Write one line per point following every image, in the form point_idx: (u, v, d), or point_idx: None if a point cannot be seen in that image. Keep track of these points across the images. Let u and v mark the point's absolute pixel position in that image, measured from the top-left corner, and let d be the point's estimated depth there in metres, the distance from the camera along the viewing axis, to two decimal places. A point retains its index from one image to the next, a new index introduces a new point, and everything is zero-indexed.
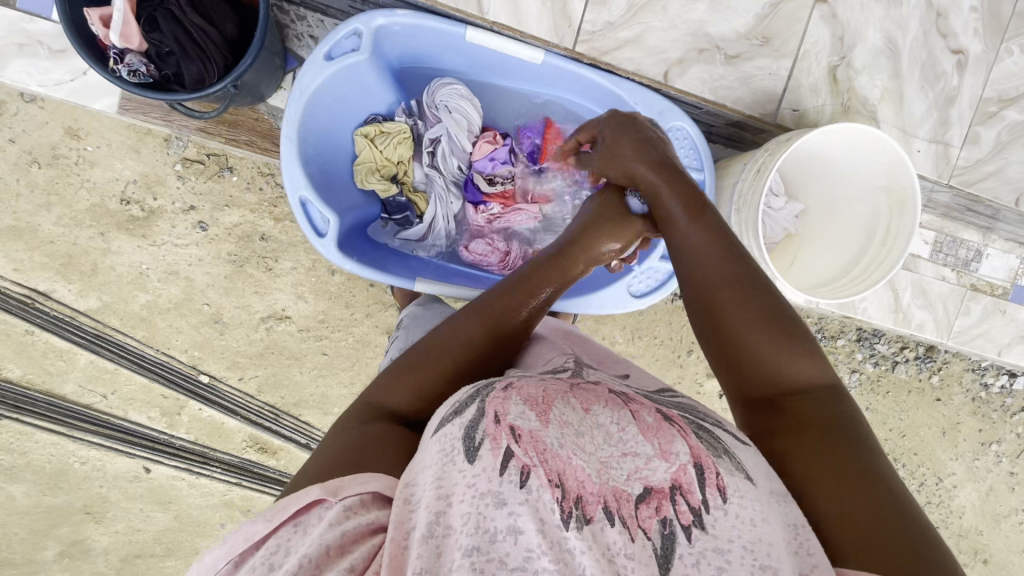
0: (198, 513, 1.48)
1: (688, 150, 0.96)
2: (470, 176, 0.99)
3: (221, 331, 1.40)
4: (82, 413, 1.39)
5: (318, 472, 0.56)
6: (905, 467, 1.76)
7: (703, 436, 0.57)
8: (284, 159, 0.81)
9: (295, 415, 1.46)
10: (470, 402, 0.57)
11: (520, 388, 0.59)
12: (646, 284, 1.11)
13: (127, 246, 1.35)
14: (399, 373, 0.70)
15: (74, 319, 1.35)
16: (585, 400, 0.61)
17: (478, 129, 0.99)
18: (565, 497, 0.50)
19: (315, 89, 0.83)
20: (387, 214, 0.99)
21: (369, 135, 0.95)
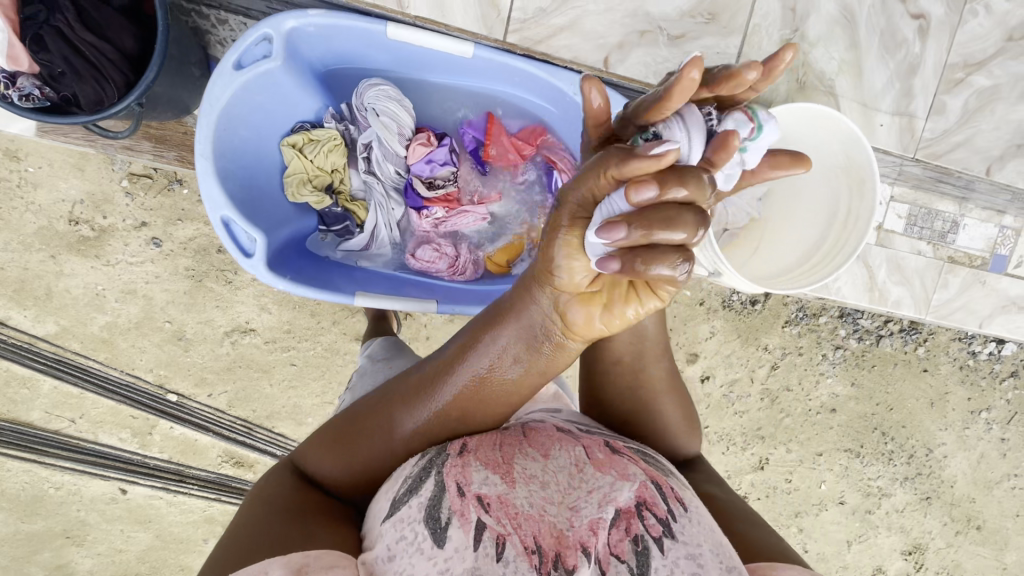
0: (180, 530, 1.47)
1: None
2: (409, 181, 0.95)
3: (186, 348, 1.37)
4: (52, 439, 1.37)
5: (254, 549, 0.53)
6: (893, 441, 1.74)
7: (647, 460, 0.61)
8: (199, 176, 0.76)
9: (269, 427, 1.43)
10: (426, 477, 0.56)
11: (480, 449, 0.59)
12: None
13: (80, 268, 1.31)
14: (323, 440, 0.65)
15: (34, 345, 1.32)
16: (544, 446, 0.61)
17: (412, 131, 0.94)
18: (543, 561, 0.49)
19: (226, 102, 0.78)
20: (325, 225, 0.96)
21: (297, 145, 0.90)
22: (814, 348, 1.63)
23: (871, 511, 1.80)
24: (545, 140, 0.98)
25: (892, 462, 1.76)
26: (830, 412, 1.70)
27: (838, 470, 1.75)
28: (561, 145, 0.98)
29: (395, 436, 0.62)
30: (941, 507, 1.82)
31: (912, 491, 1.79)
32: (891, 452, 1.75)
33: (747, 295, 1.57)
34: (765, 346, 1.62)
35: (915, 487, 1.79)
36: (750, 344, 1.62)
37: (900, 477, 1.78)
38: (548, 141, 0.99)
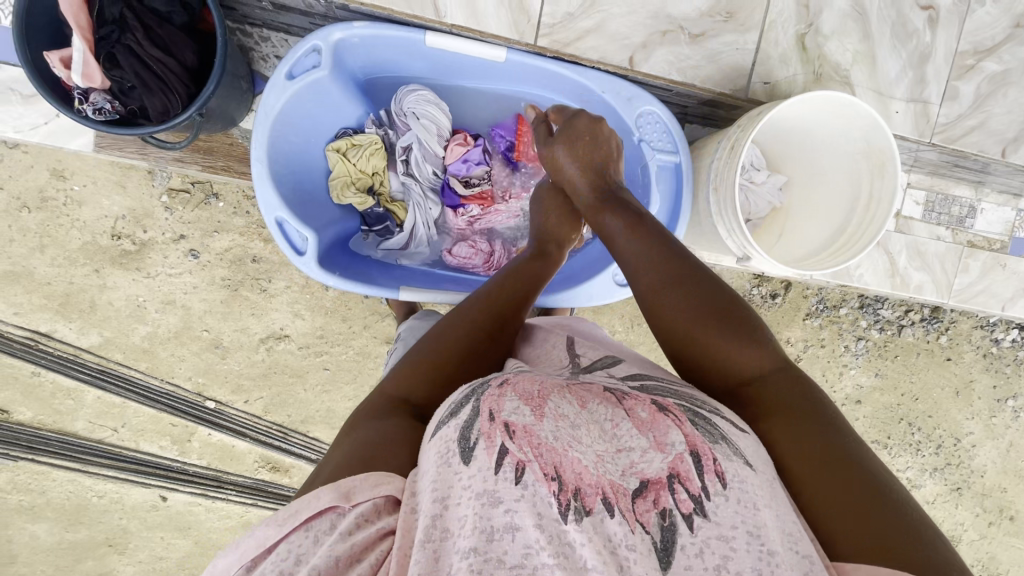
0: (218, 535, 1.49)
1: (660, 133, 0.94)
2: (446, 180, 1.00)
3: (223, 356, 1.42)
4: (94, 448, 1.41)
5: (337, 468, 0.57)
6: (920, 431, 1.74)
7: (699, 421, 0.60)
8: (256, 180, 0.81)
9: (304, 432, 1.47)
10: (465, 402, 0.59)
11: (516, 385, 0.61)
12: None
13: (122, 281, 1.36)
14: (412, 367, 0.72)
15: (78, 356, 1.37)
16: (581, 396, 0.64)
17: (449, 133, 0.99)
18: (562, 490, 0.52)
19: (279, 110, 0.83)
20: (366, 226, 1.00)
21: (341, 149, 0.96)
22: (835, 340, 1.65)
23: None
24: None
25: (919, 452, 1.75)
26: (855, 404, 1.70)
27: None
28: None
29: (470, 326, 0.78)
30: (973, 498, 1.81)
31: (942, 482, 1.78)
32: (919, 442, 1.75)
33: (767, 288, 1.59)
34: (788, 339, 1.63)
35: (945, 478, 1.78)
36: None
37: (929, 468, 1.77)
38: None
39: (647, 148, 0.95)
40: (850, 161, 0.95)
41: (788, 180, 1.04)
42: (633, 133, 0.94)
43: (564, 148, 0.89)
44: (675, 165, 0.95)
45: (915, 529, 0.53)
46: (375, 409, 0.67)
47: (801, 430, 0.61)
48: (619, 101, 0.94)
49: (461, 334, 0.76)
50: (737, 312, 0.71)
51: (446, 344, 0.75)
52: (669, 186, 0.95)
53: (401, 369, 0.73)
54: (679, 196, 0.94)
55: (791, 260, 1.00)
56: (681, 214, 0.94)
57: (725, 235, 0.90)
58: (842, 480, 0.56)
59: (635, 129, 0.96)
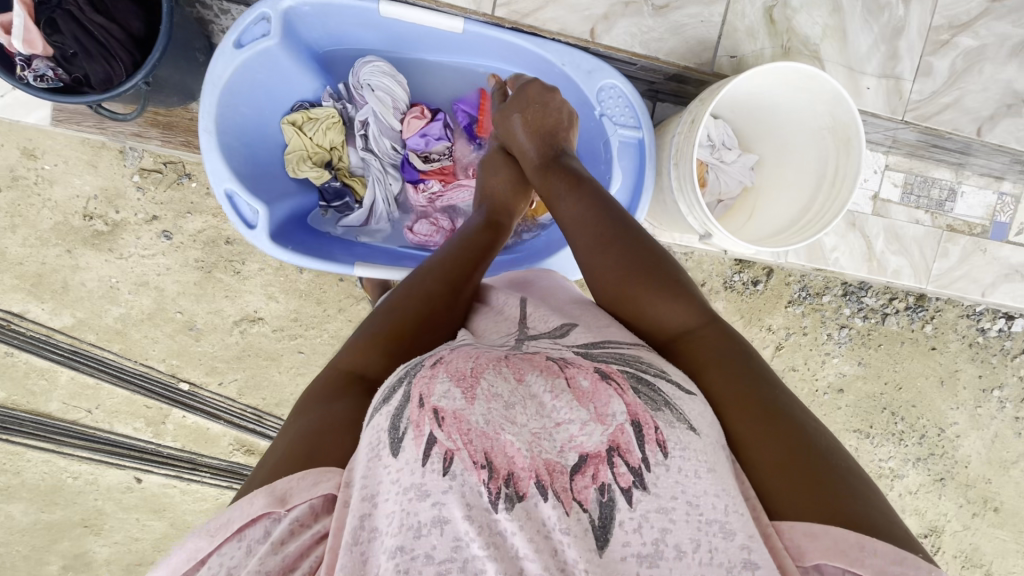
0: (193, 518, 1.50)
1: (623, 107, 0.92)
2: (406, 155, 0.99)
3: (197, 338, 1.41)
4: (68, 429, 1.41)
5: (276, 467, 0.56)
6: (904, 421, 1.72)
7: (642, 389, 0.58)
8: (204, 152, 0.80)
9: (278, 415, 1.46)
10: (397, 387, 0.57)
11: (450, 363, 0.58)
12: None
13: (95, 262, 1.36)
14: (361, 344, 0.69)
15: (50, 337, 1.37)
16: (519, 368, 0.60)
17: (406, 105, 0.98)
18: (493, 477, 0.51)
19: (227, 80, 0.82)
20: (325, 201, 0.99)
21: (296, 122, 0.94)
22: (818, 328, 1.63)
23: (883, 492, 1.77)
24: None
25: (903, 442, 1.74)
26: (837, 392, 1.68)
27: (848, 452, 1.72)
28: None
29: (418, 293, 0.75)
30: (957, 489, 1.80)
31: (926, 472, 1.77)
32: (902, 432, 1.73)
33: (749, 274, 1.57)
34: (769, 326, 1.61)
35: (928, 468, 1.77)
36: (753, 324, 1.61)
37: (912, 458, 1.76)
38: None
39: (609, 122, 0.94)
40: (818, 138, 0.93)
41: (759, 159, 1.02)
42: (595, 106, 0.92)
43: (518, 115, 0.91)
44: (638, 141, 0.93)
45: (840, 478, 0.56)
46: (324, 391, 0.65)
47: (736, 382, 0.63)
48: (578, 74, 0.92)
49: (416, 304, 0.73)
50: (669, 272, 0.72)
51: (400, 315, 0.72)
52: (632, 162, 0.93)
53: (354, 340, 0.71)
54: (641, 172, 0.92)
55: (756, 238, 0.98)
56: (644, 189, 0.92)
57: (687, 212, 0.88)
58: (774, 433, 0.59)
59: (598, 103, 0.94)
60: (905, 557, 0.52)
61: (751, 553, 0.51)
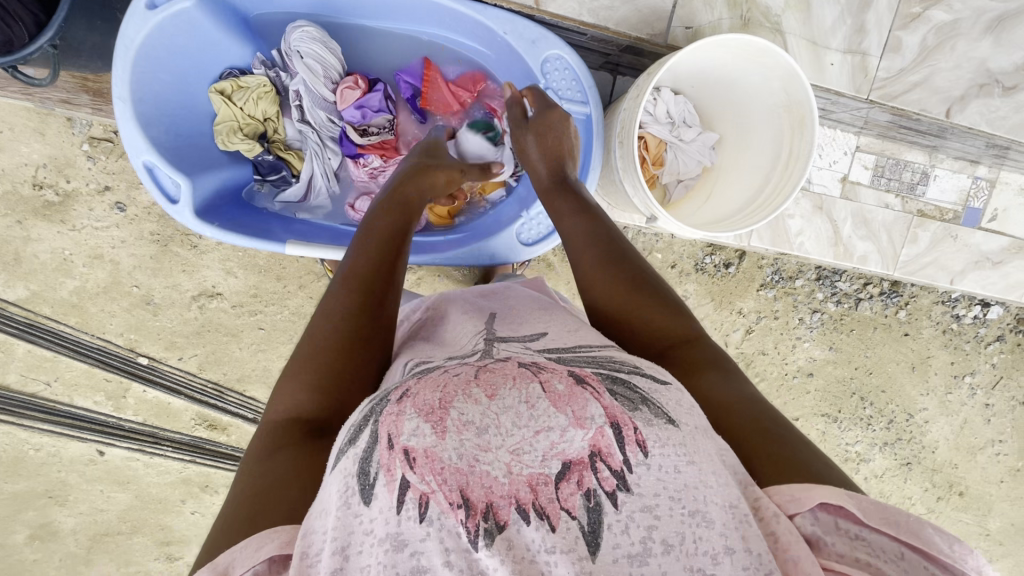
0: (158, 491, 1.50)
1: (569, 81, 0.91)
2: (343, 129, 1.00)
3: (154, 312, 1.39)
4: (28, 401, 1.40)
5: (218, 539, 0.55)
6: (872, 406, 1.72)
7: (618, 390, 0.56)
8: (119, 120, 0.81)
9: (240, 390, 1.45)
10: (363, 427, 0.55)
11: (417, 395, 0.55)
12: (537, 232, 0.98)
13: (47, 233, 1.32)
14: (295, 378, 0.68)
15: (5, 309, 1.34)
16: (490, 383, 0.57)
17: (340, 75, 0.98)
18: (471, 514, 0.49)
19: (140, 44, 0.82)
20: (260, 176, 0.99)
21: (225, 91, 0.94)
22: (790, 312, 1.61)
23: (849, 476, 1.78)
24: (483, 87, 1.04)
25: (870, 426, 1.74)
26: (807, 376, 1.67)
27: (815, 436, 1.72)
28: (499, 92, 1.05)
29: (338, 314, 0.72)
30: (922, 473, 1.81)
31: (892, 456, 1.78)
32: (870, 417, 1.73)
33: (721, 257, 1.54)
34: (740, 310, 1.59)
35: (895, 453, 1.78)
36: (724, 307, 1.59)
37: (879, 442, 1.76)
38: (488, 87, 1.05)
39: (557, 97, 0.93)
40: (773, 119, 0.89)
41: (719, 137, 0.98)
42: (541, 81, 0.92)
43: (532, 133, 0.89)
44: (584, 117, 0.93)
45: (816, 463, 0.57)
46: (270, 441, 0.64)
47: (726, 384, 0.63)
48: (524, 46, 0.92)
49: (340, 321, 0.71)
50: (672, 301, 0.72)
51: (325, 337, 0.70)
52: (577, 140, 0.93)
53: (288, 375, 0.69)
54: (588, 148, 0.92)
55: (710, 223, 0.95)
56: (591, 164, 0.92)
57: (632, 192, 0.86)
58: (756, 423, 0.59)
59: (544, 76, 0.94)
60: (896, 515, 0.51)
61: (734, 544, 0.49)
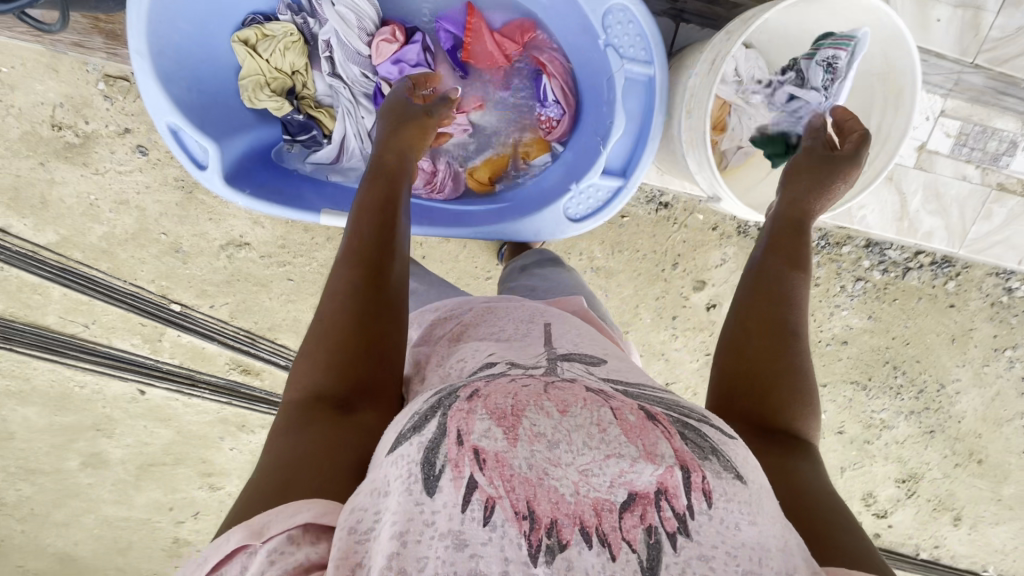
0: (198, 428, 1.57)
1: (631, 36, 0.86)
2: (377, 85, 1.02)
3: (184, 260, 1.38)
4: (68, 343, 1.44)
5: (252, 502, 0.56)
6: (904, 375, 1.69)
7: (689, 435, 0.55)
8: (140, 75, 0.85)
9: (272, 338, 1.47)
10: (430, 419, 0.56)
11: (489, 398, 0.56)
12: (587, 207, 0.93)
13: (70, 176, 1.29)
14: (316, 354, 0.69)
15: (37, 253, 1.34)
16: (562, 398, 0.56)
17: (375, 25, 1.01)
18: (534, 528, 0.48)
19: None
20: (290, 135, 1.02)
21: (250, 41, 0.97)
22: (831, 280, 1.55)
23: (870, 441, 1.79)
24: (532, 36, 1.00)
25: (899, 395, 1.72)
26: (840, 344, 1.63)
27: (842, 402, 1.71)
28: (549, 42, 1.00)
29: (340, 289, 0.73)
30: (944, 441, 1.81)
31: (916, 425, 1.77)
32: (900, 386, 1.70)
33: None
34: None
35: (920, 421, 1.77)
36: None
37: (905, 411, 1.75)
38: (537, 37, 1.00)
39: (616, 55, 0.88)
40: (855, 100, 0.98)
41: None
42: (600, 36, 0.87)
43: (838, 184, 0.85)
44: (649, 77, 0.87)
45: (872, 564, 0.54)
46: (295, 420, 0.64)
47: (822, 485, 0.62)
48: None
49: (347, 298, 0.72)
50: (796, 389, 0.69)
51: (334, 315, 0.71)
52: (639, 101, 0.88)
53: (308, 356, 0.70)
54: (649, 113, 0.87)
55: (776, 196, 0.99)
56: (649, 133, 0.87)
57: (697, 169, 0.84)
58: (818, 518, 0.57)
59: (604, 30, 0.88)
60: None
61: None
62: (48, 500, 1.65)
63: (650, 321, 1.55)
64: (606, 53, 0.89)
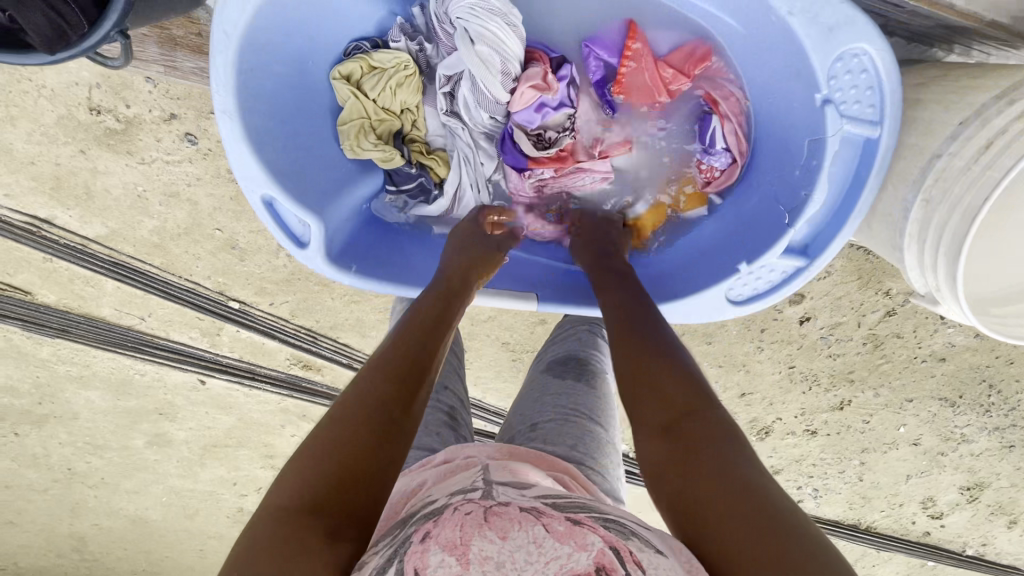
0: (260, 416, 1.54)
1: (859, 91, 0.82)
2: (509, 129, 1.00)
3: (240, 257, 1.27)
4: (126, 335, 1.39)
5: None
6: (998, 393, 1.56)
7: (609, 525, 0.51)
8: (230, 145, 0.86)
9: (333, 337, 1.39)
10: (386, 569, 0.47)
11: (440, 530, 0.49)
12: (749, 289, 0.97)
13: (114, 165, 1.16)
14: (313, 458, 0.57)
15: (86, 247, 1.25)
16: (499, 521, 0.49)
17: (521, 69, 0.94)
18: None
19: (240, 39, 0.81)
20: (397, 186, 1.04)
21: (354, 81, 0.96)
22: None
23: (945, 453, 1.70)
24: (706, 65, 0.97)
25: (987, 412, 1.60)
26: (937, 361, 1.50)
27: (924, 416, 1.62)
28: (723, 72, 0.98)
29: (369, 391, 0.63)
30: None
31: (997, 440, 1.67)
32: (990, 404, 1.59)
33: None
34: (888, 290, 1.37)
35: (1003, 437, 1.66)
36: (869, 287, 1.37)
37: (990, 427, 1.64)
38: (711, 66, 0.98)
39: (835, 111, 0.85)
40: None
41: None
42: (822, 90, 0.84)
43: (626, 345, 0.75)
44: (868, 139, 0.83)
45: None
46: (272, 543, 0.50)
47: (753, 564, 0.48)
48: (817, 39, 0.81)
49: (371, 402, 0.62)
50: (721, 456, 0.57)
51: (349, 420, 0.60)
52: (845, 168, 0.87)
53: (308, 451, 0.58)
54: (854, 183, 0.86)
55: (982, 296, 0.92)
56: (856, 208, 0.86)
57: (913, 268, 0.84)
58: None
59: (828, 79, 0.84)
60: None
61: None
62: (116, 472, 1.68)
63: (736, 332, 1.47)
64: (820, 105, 0.86)
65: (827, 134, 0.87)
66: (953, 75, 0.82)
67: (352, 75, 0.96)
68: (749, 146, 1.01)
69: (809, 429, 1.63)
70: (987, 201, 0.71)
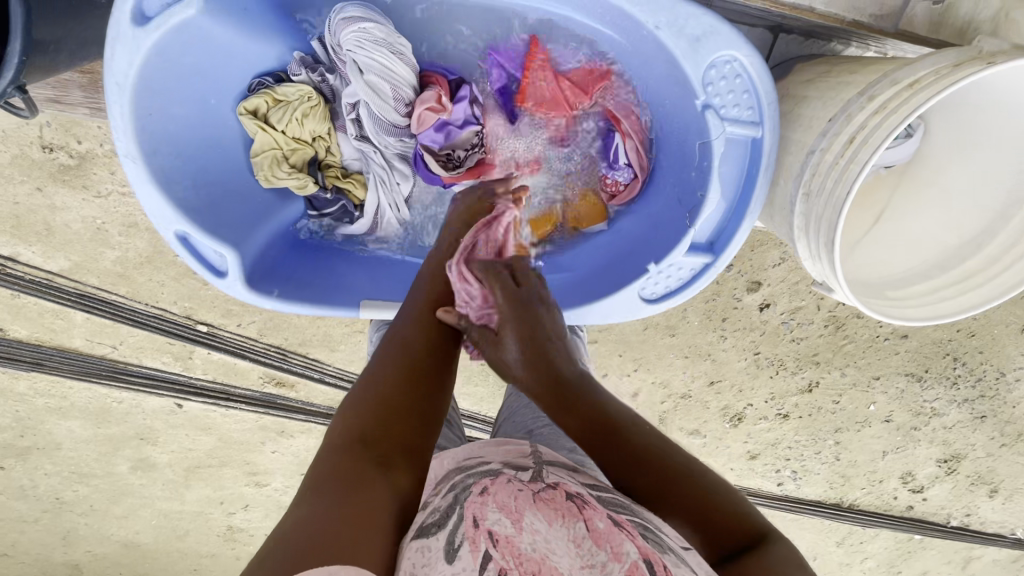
0: (240, 435, 1.57)
1: (735, 93, 0.87)
2: (418, 151, 1.06)
3: (205, 281, 1.30)
4: (99, 364, 1.41)
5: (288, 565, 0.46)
6: (964, 366, 1.59)
7: (648, 534, 0.54)
8: (135, 181, 0.89)
9: (303, 353, 1.42)
10: (450, 512, 0.56)
11: (500, 494, 0.57)
12: (661, 286, 0.99)
13: (72, 201, 1.19)
14: (355, 407, 0.63)
15: (52, 281, 1.28)
16: (551, 507, 0.56)
17: (412, 92, 1.01)
18: None
19: (134, 80, 0.85)
20: (318, 211, 1.09)
21: (259, 114, 1.01)
22: None
23: (917, 428, 1.72)
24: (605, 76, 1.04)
25: (955, 385, 1.62)
26: (900, 338, 1.54)
27: (893, 393, 1.65)
28: (623, 86, 1.04)
29: (405, 349, 0.71)
30: (994, 425, 1.72)
31: (968, 411, 1.69)
32: (957, 377, 1.61)
33: None
34: None
35: (973, 408, 1.68)
36: None
37: (960, 399, 1.66)
38: (609, 82, 1.04)
39: (716, 114, 0.89)
40: (996, 180, 0.90)
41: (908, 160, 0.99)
42: (700, 97, 0.89)
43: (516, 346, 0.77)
44: (753, 139, 0.89)
45: None
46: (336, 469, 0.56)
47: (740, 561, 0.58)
48: (686, 50, 0.86)
49: (397, 364, 0.68)
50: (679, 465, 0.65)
51: (384, 375, 0.67)
52: (735, 166, 0.91)
53: (352, 405, 0.63)
54: (745, 179, 0.90)
55: (886, 279, 0.98)
56: (753, 198, 0.90)
57: (807, 257, 0.86)
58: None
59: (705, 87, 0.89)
60: None
61: None
62: (104, 498, 1.71)
63: (699, 323, 1.50)
64: (703, 111, 0.90)
65: (712, 137, 0.91)
66: (835, 70, 0.88)
67: (257, 110, 1.01)
68: (649, 163, 1.07)
69: (781, 412, 1.66)
70: (845, 200, 0.75)
